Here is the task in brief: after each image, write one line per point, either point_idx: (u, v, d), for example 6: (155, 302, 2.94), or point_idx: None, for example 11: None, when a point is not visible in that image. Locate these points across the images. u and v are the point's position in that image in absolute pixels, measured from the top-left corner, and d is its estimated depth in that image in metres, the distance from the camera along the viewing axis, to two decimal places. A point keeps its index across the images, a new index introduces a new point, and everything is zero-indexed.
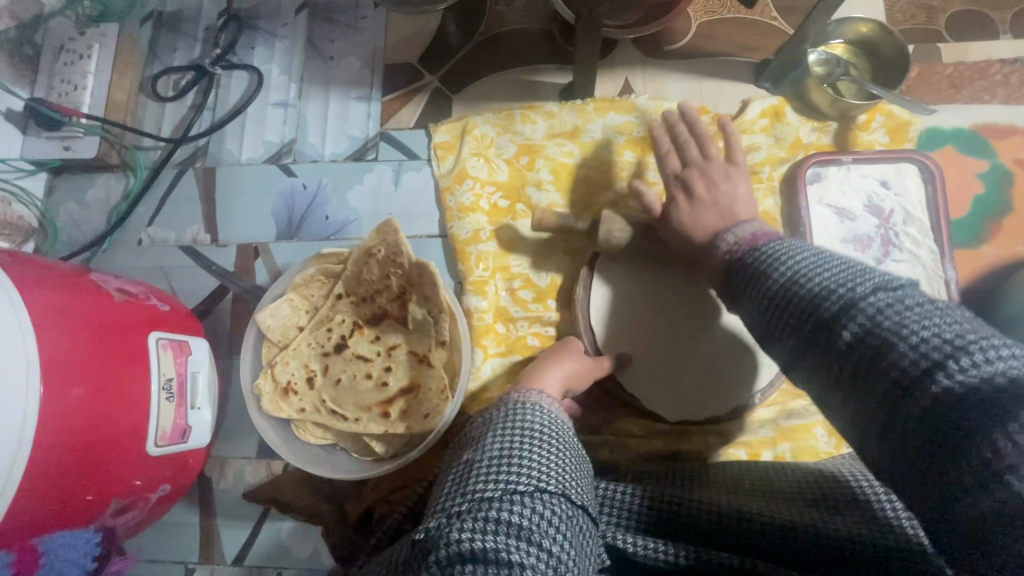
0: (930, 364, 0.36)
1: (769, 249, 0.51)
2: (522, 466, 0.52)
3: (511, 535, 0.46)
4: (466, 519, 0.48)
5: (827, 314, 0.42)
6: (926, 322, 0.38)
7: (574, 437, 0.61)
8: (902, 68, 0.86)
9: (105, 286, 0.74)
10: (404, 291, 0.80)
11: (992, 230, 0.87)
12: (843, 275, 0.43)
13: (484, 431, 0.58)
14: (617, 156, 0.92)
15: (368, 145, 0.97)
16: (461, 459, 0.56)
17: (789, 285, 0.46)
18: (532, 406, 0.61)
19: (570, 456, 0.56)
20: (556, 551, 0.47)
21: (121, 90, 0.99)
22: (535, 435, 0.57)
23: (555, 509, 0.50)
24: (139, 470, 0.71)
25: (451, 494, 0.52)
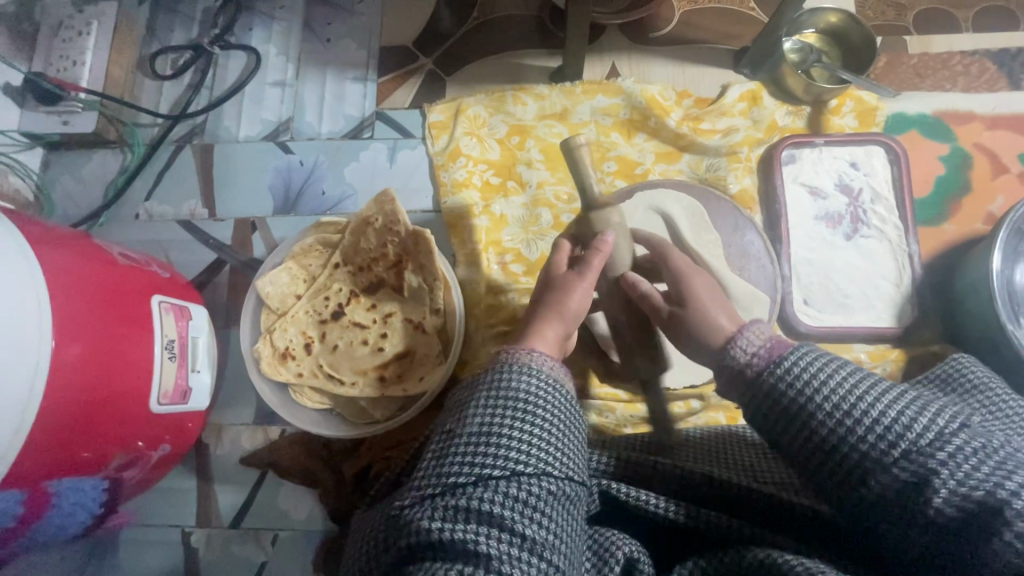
0: (1001, 493, 0.39)
1: (813, 362, 0.49)
2: (499, 448, 0.52)
3: (482, 524, 0.48)
4: (438, 505, 0.49)
5: (903, 453, 0.42)
6: (992, 445, 0.41)
7: (569, 392, 0.59)
8: (869, 55, 0.92)
9: (109, 251, 0.76)
10: (400, 260, 0.83)
11: (953, 208, 0.93)
12: (909, 403, 0.44)
13: (469, 397, 0.57)
14: (604, 137, 0.96)
15: (364, 124, 1.00)
16: (444, 429, 0.56)
17: (843, 421, 0.45)
18: (524, 366, 0.58)
19: (555, 423, 0.55)
20: (528, 536, 0.48)
21: (120, 67, 1.01)
22: (522, 399, 0.55)
23: (531, 492, 0.50)
24: (142, 426, 0.73)
25: (427, 472, 0.52)
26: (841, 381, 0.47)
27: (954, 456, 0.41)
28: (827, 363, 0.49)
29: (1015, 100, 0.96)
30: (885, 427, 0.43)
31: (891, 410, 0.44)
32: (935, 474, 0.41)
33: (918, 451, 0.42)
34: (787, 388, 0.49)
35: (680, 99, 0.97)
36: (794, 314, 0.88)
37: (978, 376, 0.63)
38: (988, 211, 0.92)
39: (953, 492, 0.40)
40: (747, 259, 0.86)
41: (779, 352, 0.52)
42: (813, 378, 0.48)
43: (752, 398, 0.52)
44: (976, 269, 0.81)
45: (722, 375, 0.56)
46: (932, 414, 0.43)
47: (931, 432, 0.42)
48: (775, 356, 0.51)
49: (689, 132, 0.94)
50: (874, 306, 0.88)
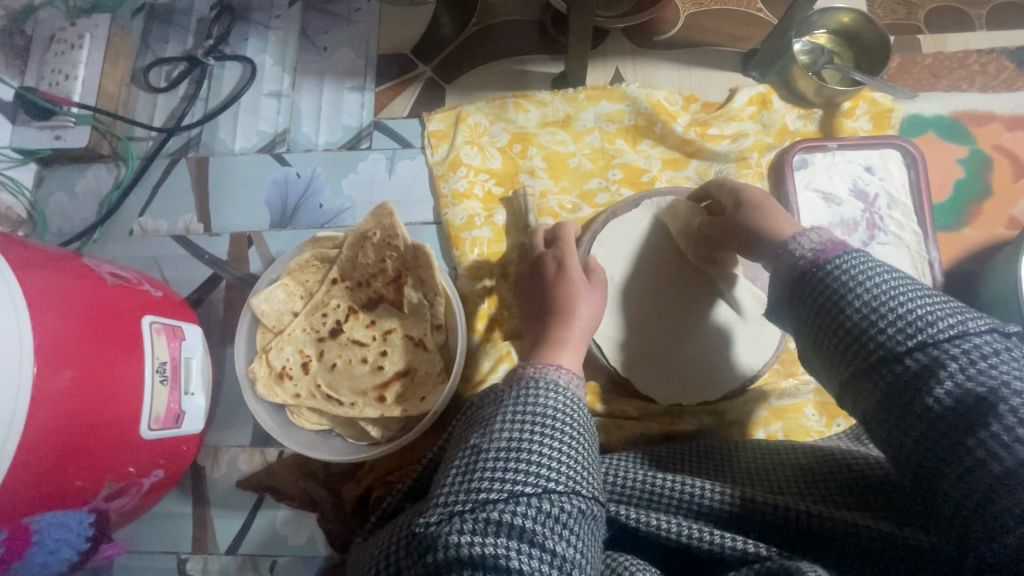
0: (1001, 393, 0.37)
1: (859, 262, 0.47)
2: (530, 459, 0.49)
3: (514, 538, 0.44)
4: (466, 520, 0.45)
5: (916, 342, 0.41)
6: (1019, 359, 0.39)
7: (589, 413, 0.57)
8: (883, 56, 0.88)
9: (98, 270, 0.74)
10: (399, 274, 0.80)
11: (973, 213, 0.89)
12: (946, 306, 0.42)
13: (496, 411, 0.55)
14: (609, 144, 0.93)
15: (363, 134, 0.97)
16: (469, 443, 0.53)
17: (873, 314, 0.44)
18: (552, 383, 0.57)
19: (581, 440, 0.52)
20: (563, 553, 0.44)
21: (113, 80, 0.99)
22: (547, 419, 0.53)
23: (565, 507, 0.46)
24: (132, 453, 0.70)
25: (455, 486, 0.49)
26: (884, 282, 0.45)
27: (964, 354, 0.39)
28: (873, 263, 0.47)
29: None
30: (910, 321, 0.42)
31: (922, 307, 0.42)
32: (942, 368, 0.39)
33: (930, 350, 0.40)
34: (834, 280, 0.47)
35: (687, 103, 0.94)
36: None
37: None
38: (1010, 215, 0.88)
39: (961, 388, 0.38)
40: None
41: (833, 250, 0.50)
42: (858, 274, 0.46)
43: (795, 295, 0.51)
44: (1001, 277, 0.78)
45: (775, 272, 0.54)
46: (966, 318, 0.41)
47: (954, 330, 0.40)
48: (830, 252, 0.49)
49: (696, 137, 0.91)
50: None
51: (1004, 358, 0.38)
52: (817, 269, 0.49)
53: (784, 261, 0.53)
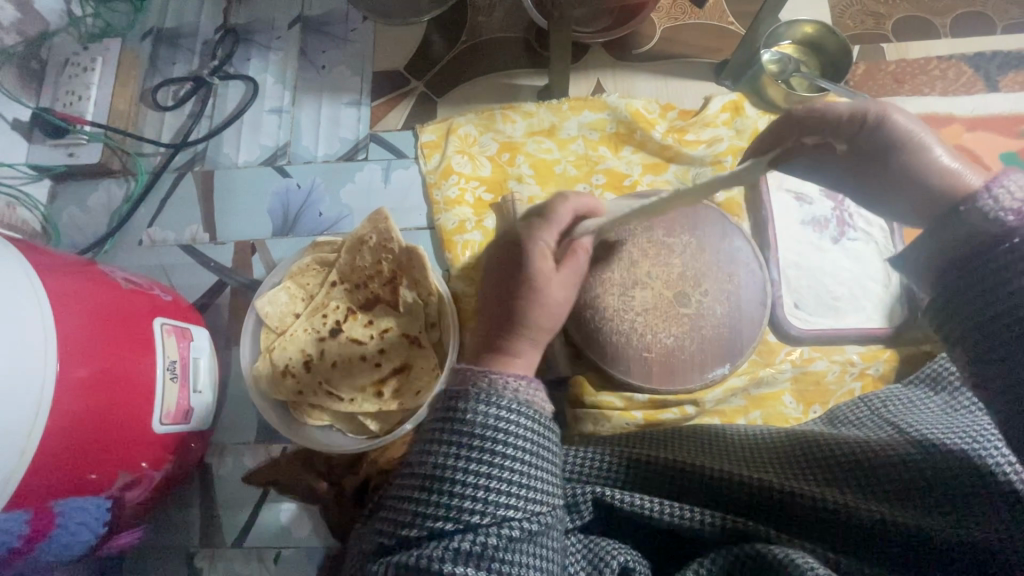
0: None
1: None
2: (479, 482, 0.48)
3: (474, 566, 0.45)
4: (424, 547, 0.47)
5: None
6: None
7: (545, 406, 0.53)
8: (846, 64, 0.94)
9: (112, 275, 0.79)
10: (395, 275, 0.85)
11: None
12: None
13: (442, 422, 0.51)
14: (592, 150, 0.99)
15: (359, 146, 1.03)
16: (420, 456, 0.51)
17: None
18: (496, 390, 0.51)
19: (536, 449, 0.50)
20: (526, 570, 0.46)
21: (123, 100, 1.05)
22: (488, 432, 0.49)
23: (522, 527, 0.47)
24: (145, 447, 0.75)
25: (410, 510, 0.49)
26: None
27: None
28: None
29: (992, 101, 0.98)
30: None
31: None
32: None
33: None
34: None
35: (665, 111, 0.99)
36: (785, 317, 0.89)
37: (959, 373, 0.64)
38: None
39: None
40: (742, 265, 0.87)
41: None
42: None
43: (976, 260, 0.46)
44: None
45: (936, 216, 0.51)
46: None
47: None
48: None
49: (674, 143, 0.97)
50: (864, 307, 0.89)
51: None
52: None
53: (983, 223, 0.47)
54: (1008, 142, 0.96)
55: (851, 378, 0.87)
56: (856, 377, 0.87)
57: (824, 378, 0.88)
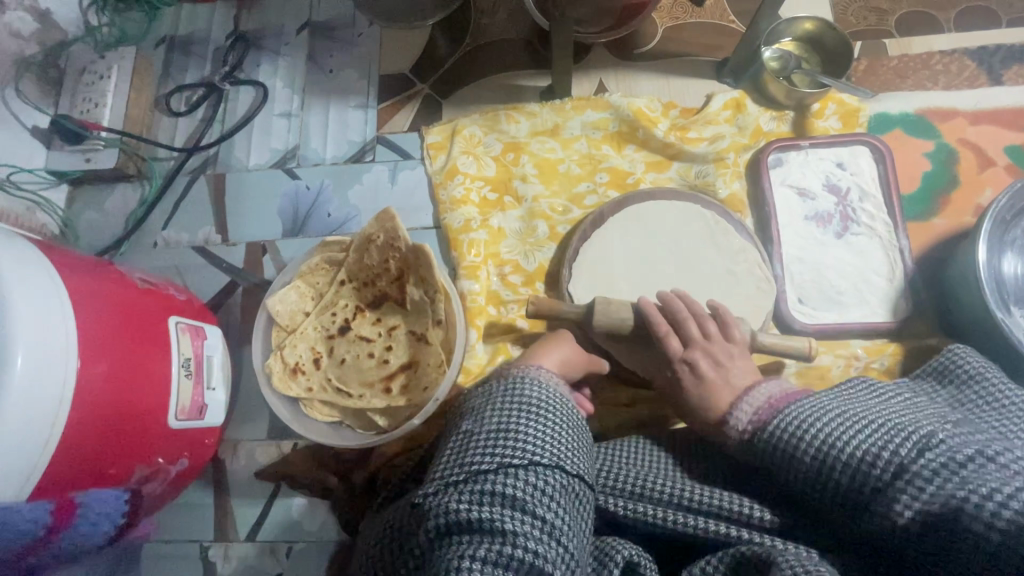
0: (965, 502, 0.46)
1: (794, 417, 0.59)
2: (518, 440, 0.59)
3: (506, 506, 0.53)
4: (462, 490, 0.55)
5: (874, 481, 0.52)
6: (959, 460, 0.49)
7: (572, 407, 0.68)
8: (847, 59, 0.95)
9: (129, 276, 0.81)
10: (402, 274, 0.86)
11: (941, 203, 0.94)
12: (886, 434, 0.53)
13: (485, 403, 0.66)
14: (595, 149, 1.00)
15: (366, 148, 1.05)
16: (462, 429, 0.63)
17: (824, 463, 0.55)
18: (533, 379, 0.68)
19: (565, 429, 0.63)
20: (551, 519, 0.54)
21: (138, 106, 1.08)
22: (530, 406, 0.64)
23: (550, 481, 0.56)
24: (161, 440, 0.77)
25: (451, 465, 0.59)
26: (827, 424, 0.56)
27: (916, 478, 0.49)
28: (808, 413, 0.58)
29: (996, 95, 0.98)
30: (856, 460, 0.53)
31: (862, 439, 0.53)
32: (900, 497, 0.50)
33: (898, 475, 0.50)
34: (777, 443, 0.59)
35: (667, 110, 1.00)
36: (789, 312, 0.89)
37: (974, 366, 0.65)
38: (976, 204, 0.94)
39: (925, 501, 0.48)
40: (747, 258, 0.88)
41: (764, 417, 0.62)
42: (798, 433, 0.57)
43: (750, 453, 0.62)
44: (966, 258, 0.82)
45: (731, 442, 0.66)
46: (900, 441, 0.51)
47: (895, 462, 0.51)
48: (763, 419, 0.62)
49: (677, 141, 0.97)
50: (868, 301, 0.89)
51: (955, 469, 0.48)
52: (759, 437, 0.61)
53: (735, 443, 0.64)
54: (1011, 135, 0.96)
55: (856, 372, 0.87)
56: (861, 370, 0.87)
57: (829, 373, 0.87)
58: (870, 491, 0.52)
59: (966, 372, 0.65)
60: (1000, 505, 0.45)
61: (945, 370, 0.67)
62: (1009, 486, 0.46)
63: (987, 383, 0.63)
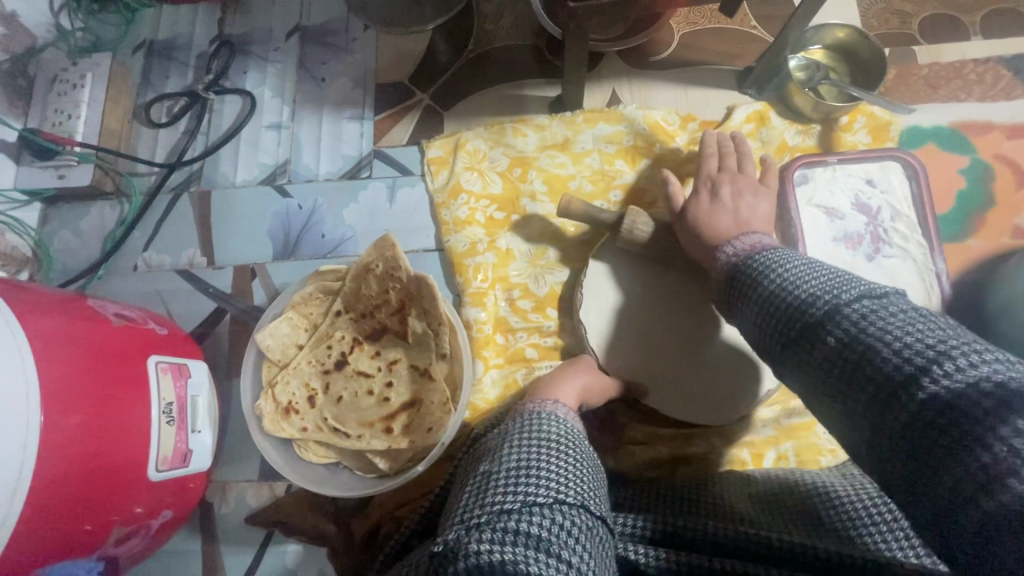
0: (914, 362, 0.37)
1: (769, 258, 0.53)
2: (541, 478, 0.53)
3: (530, 545, 0.46)
4: (485, 531, 0.48)
5: (815, 310, 0.44)
6: (893, 312, 0.40)
7: (589, 443, 0.62)
8: (880, 70, 0.88)
9: (103, 311, 0.74)
10: (403, 305, 0.80)
11: (977, 223, 0.88)
12: (831, 283, 0.45)
13: (502, 442, 0.59)
14: (608, 166, 0.94)
15: (362, 163, 0.98)
16: (479, 470, 0.56)
17: (774, 305, 0.48)
18: (549, 415, 0.63)
19: (586, 466, 0.57)
20: (575, 561, 0.46)
21: (115, 117, 1.00)
22: (552, 442, 0.58)
23: (576, 520, 0.50)
24: (139, 495, 0.70)
25: (470, 507, 0.52)
26: (790, 266, 0.50)
27: (846, 317, 0.42)
28: (779, 256, 0.52)
29: None
30: (798, 299, 0.46)
31: (817, 280, 0.46)
32: (897, 392, 0.37)
33: (836, 308, 0.43)
34: (755, 266, 0.54)
35: (684, 123, 0.94)
36: None
37: (1022, 433, 0.49)
38: (1014, 225, 0.88)
39: (853, 333, 0.41)
40: None
41: (750, 250, 0.57)
42: (765, 267, 0.52)
43: (728, 285, 0.57)
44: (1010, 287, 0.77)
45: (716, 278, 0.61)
46: (842, 288, 0.44)
47: (831, 304, 0.43)
48: (747, 253, 0.57)
49: (695, 157, 0.91)
50: None
51: (880, 315, 0.40)
52: (739, 267, 0.56)
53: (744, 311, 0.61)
54: None
55: None
56: None
57: None
58: (806, 329, 0.44)
59: None
60: (910, 360, 0.37)
61: None
62: (953, 350, 0.37)
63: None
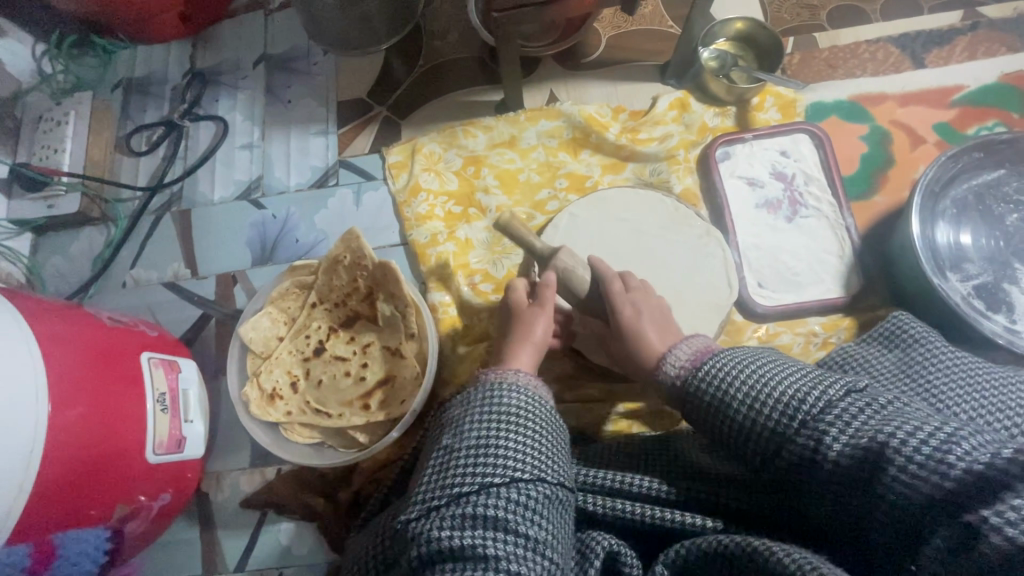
0: (891, 438, 0.46)
1: (727, 364, 0.60)
2: (495, 456, 0.60)
3: (485, 527, 0.56)
4: (445, 516, 0.57)
5: (797, 418, 0.52)
6: (881, 403, 0.49)
7: (549, 408, 0.68)
8: (779, 54, 1.01)
9: (97, 316, 0.81)
10: (371, 291, 0.88)
11: (880, 181, 1.00)
12: (807, 381, 0.53)
13: (463, 415, 0.66)
14: (552, 157, 1.04)
15: (329, 173, 1.07)
16: (441, 444, 0.65)
17: (753, 406, 0.55)
18: (509, 386, 0.67)
19: (541, 434, 0.64)
20: (529, 533, 0.56)
21: (98, 149, 1.09)
22: (510, 416, 0.64)
23: (530, 494, 0.58)
24: (139, 477, 0.77)
25: (432, 486, 0.60)
26: (757, 373, 0.57)
27: (842, 416, 0.50)
28: (739, 362, 0.59)
29: (921, 77, 1.05)
30: (785, 402, 0.53)
31: (789, 384, 0.54)
32: (827, 433, 0.50)
33: (820, 413, 0.51)
34: (705, 389, 0.60)
35: (616, 114, 1.05)
36: (750, 296, 0.93)
37: (915, 331, 0.71)
38: (912, 180, 0.99)
39: (853, 441, 0.48)
40: (714, 242, 0.93)
41: (698, 361, 0.63)
42: (722, 382, 0.59)
43: (682, 401, 0.63)
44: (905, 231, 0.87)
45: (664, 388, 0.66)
46: (825, 386, 0.52)
47: (821, 403, 0.51)
48: (696, 365, 0.63)
49: (628, 143, 1.02)
50: (822, 280, 0.94)
51: (874, 411, 0.49)
52: (690, 390, 0.61)
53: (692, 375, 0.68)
54: (940, 114, 1.03)
55: (816, 348, 0.91)
56: (820, 346, 0.91)
57: (790, 351, 0.92)
58: (795, 434, 0.52)
59: (909, 336, 0.71)
60: (921, 448, 0.45)
61: (891, 337, 0.72)
62: (932, 427, 0.46)
63: (928, 346, 0.69)
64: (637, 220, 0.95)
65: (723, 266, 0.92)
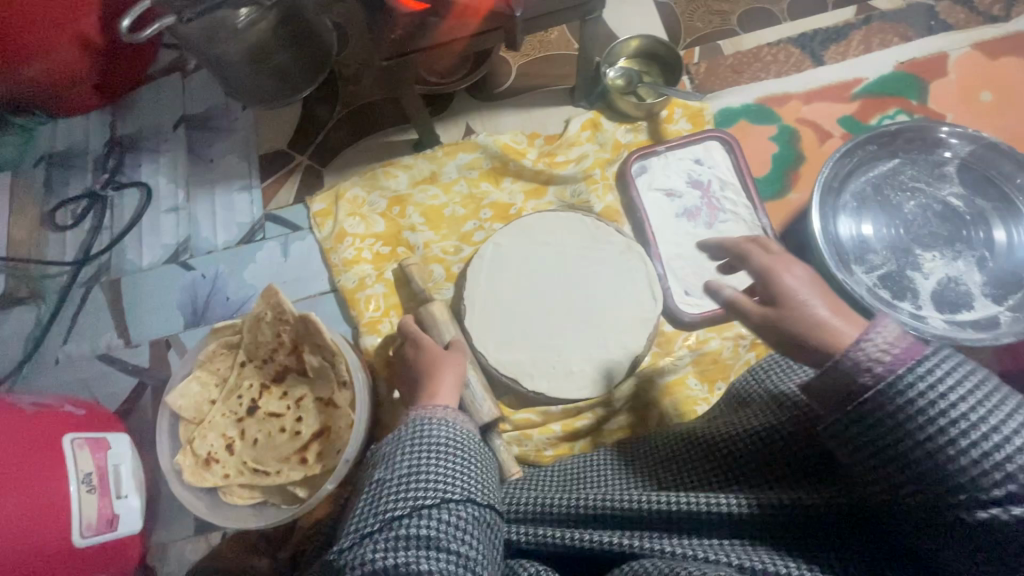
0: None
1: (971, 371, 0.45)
2: (429, 479, 0.58)
3: (421, 547, 0.53)
4: (378, 540, 0.54)
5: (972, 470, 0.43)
6: None
7: (477, 438, 0.67)
8: (677, 67, 1.04)
9: (18, 403, 0.80)
10: (297, 344, 0.88)
11: (793, 179, 1.02)
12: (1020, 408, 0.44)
13: (395, 447, 0.63)
14: (475, 189, 1.05)
15: (255, 227, 1.08)
16: (373, 477, 0.61)
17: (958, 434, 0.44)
18: (439, 420, 0.66)
19: (473, 461, 0.62)
20: (463, 552, 0.54)
21: (22, 230, 1.10)
22: (441, 446, 0.62)
23: (462, 514, 0.57)
24: (71, 563, 0.75)
25: (364, 513, 0.57)
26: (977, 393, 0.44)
27: None
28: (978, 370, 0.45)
29: (822, 74, 1.08)
30: (996, 437, 0.43)
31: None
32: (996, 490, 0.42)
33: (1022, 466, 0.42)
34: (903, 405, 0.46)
35: (532, 140, 1.07)
36: (677, 306, 0.95)
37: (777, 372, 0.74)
38: None
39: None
40: (636, 256, 0.94)
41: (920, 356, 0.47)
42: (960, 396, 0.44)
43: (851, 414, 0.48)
44: None
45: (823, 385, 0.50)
46: None
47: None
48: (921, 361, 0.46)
49: (545, 167, 1.04)
50: (745, 282, 0.95)
51: None
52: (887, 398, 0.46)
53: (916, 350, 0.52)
54: (843, 108, 1.06)
55: (745, 350, 0.94)
56: (748, 348, 0.94)
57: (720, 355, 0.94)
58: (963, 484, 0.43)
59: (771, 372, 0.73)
60: None
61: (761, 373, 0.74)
62: None
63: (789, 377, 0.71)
64: (559, 242, 0.97)
65: (647, 279, 0.93)
